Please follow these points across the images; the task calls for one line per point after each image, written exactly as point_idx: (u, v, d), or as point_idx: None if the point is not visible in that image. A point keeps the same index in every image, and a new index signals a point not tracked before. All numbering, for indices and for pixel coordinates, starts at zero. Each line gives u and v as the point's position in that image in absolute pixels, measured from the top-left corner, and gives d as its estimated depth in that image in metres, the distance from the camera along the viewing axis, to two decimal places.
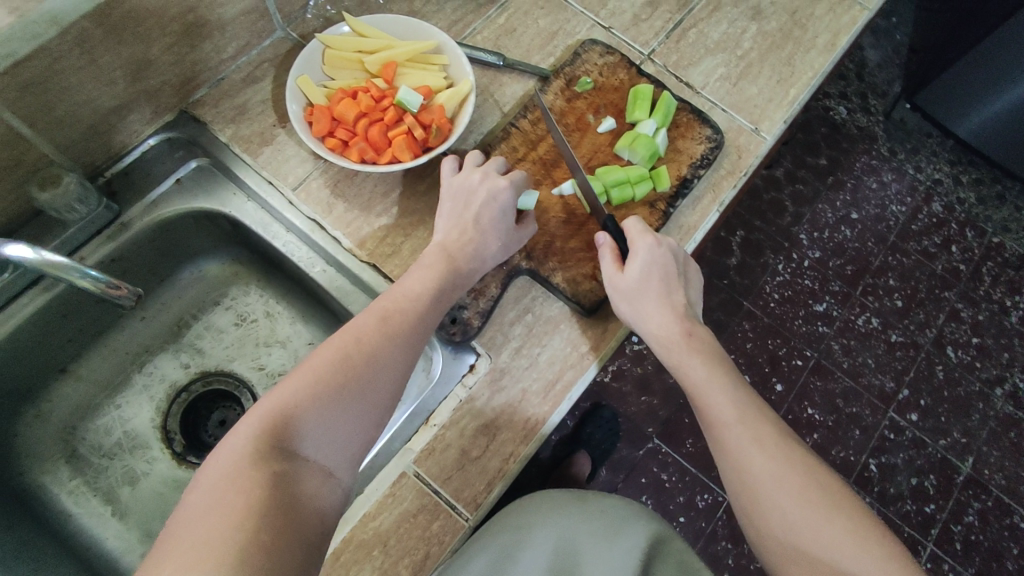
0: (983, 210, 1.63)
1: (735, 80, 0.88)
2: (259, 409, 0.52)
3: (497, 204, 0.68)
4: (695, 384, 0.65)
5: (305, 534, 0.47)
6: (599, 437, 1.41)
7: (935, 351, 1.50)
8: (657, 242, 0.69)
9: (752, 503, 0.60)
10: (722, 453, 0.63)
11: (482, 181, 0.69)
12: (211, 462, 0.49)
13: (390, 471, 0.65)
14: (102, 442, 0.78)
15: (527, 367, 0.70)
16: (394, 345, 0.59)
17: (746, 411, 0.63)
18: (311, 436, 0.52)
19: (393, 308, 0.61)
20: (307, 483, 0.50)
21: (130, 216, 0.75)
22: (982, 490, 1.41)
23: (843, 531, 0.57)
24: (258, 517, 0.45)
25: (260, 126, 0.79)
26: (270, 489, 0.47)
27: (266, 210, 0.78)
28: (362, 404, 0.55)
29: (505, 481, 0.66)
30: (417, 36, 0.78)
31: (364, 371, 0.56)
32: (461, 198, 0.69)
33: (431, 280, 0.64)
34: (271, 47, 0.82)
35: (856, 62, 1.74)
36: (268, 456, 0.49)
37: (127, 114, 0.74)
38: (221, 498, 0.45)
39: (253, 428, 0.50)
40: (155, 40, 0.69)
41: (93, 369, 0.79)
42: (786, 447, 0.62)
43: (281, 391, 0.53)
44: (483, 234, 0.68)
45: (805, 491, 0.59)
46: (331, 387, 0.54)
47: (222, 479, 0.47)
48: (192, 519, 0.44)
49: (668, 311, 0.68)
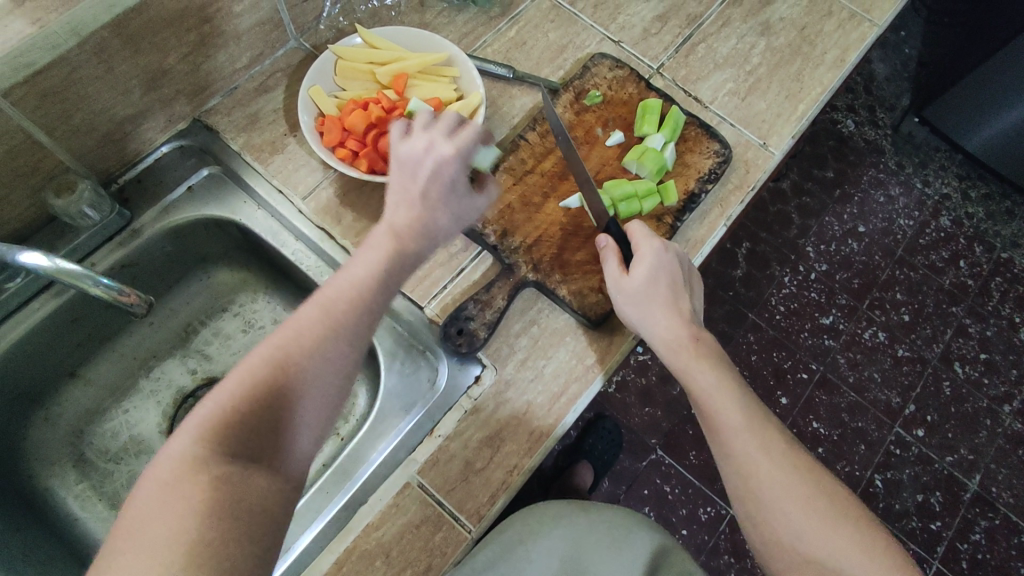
0: (992, 225, 1.62)
1: (743, 96, 0.88)
2: (199, 411, 0.46)
3: (446, 173, 0.57)
4: (702, 390, 0.64)
5: (259, 542, 0.43)
6: (602, 448, 1.41)
7: (941, 366, 1.49)
8: (664, 246, 0.68)
9: (758, 510, 0.61)
10: (729, 459, 0.62)
11: (428, 148, 0.57)
12: (151, 470, 0.44)
13: (394, 481, 0.66)
14: (109, 446, 0.78)
15: (532, 380, 0.70)
16: (345, 330, 0.52)
17: (753, 417, 0.63)
18: (261, 434, 0.48)
19: (341, 289, 0.53)
20: (259, 484, 0.46)
21: (141, 222, 0.76)
22: (989, 508, 1.39)
23: (849, 541, 0.58)
24: (203, 534, 0.41)
25: (271, 135, 0.79)
26: (214, 502, 0.42)
27: (276, 218, 0.79)
28: (313, 396, 0.50)
29: (509, 493, 0.66)
30: (429, 49, 0.79)
31: (312, 361, 0.50)
32: (409, 168, 0.57)
33: (378, 263, 0.55)
34: (283, 57, 0.83)
35: (864, 76, 1.74)
36: (209, 463, 0.44)
37: (141, 122, 0.75)
38: (166, 511, 0.41)
39: (193, 432, 0.45)
40: (171, 50, 0.70)
41: (102, 374, 0.79)
42: (793, 455, 0.62)
43: (222, 388, 0.48)
44: (435, 209, 0.57)
45: (812, 501, 0.59)
46: (277, 381, 0.49)
47: (165, 491, 0.42)
48: (131, 539, 0.40)
49: (676, 315, 0.66)
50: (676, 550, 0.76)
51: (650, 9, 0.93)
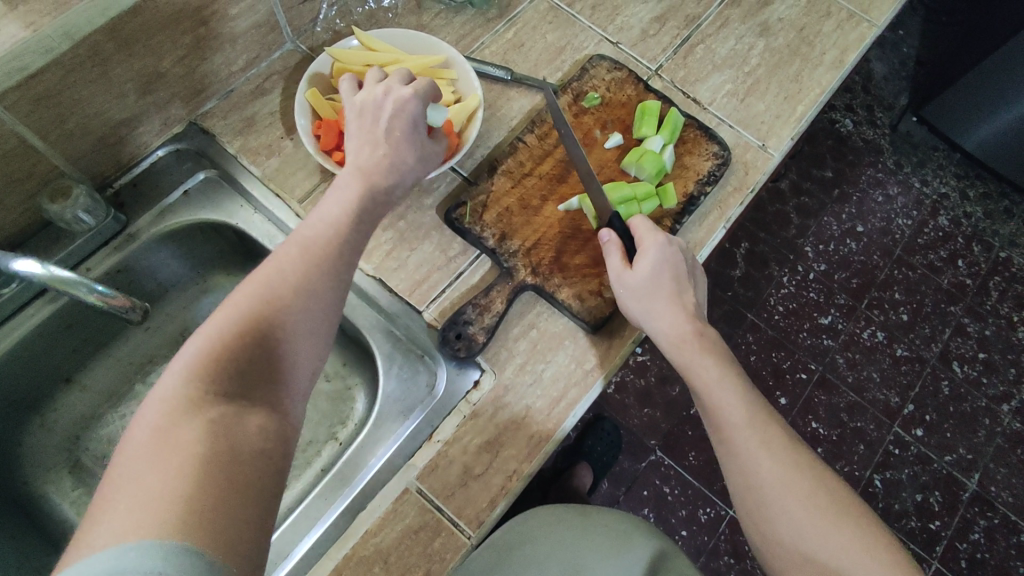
0: (991, 224, 1.62)
1: (742, 97, 0.88)
2: (185, 353, 0.47)
3: (405, 113, 0.61)
4: (704, 385, 0.64)
5: (257, 474, 0.43)
6: (601, 449, 1.40)
7: (940, 365, 1.49)
8: (667, 240, 0.67)
9: (758, 506, 0.60)
10: (729, 453, 0.62)
11: (386, 92, 0.61)
12: (139, 417, 0.44)
13: (393, 487, 0.65)
14: (106, 452, 0.77)
15: (531, 384, 0.70)
16: (323, 270, 0.53)
17: (757, 413, 0.62)
18: (249, 374, 0.48)
19: (317, 234, 0.55)
20: (250, 422, 0.45)
21: (137, 226, 0.75)
22: (988, 507, 1.39)
23: (850, 541, 0.57)
24: (200, 467, 0.40)
25: (267, 138, 0.79)
26: (209, 437, 0.42)
27: (273, 222, 0.78)
28: (296, 334, 0.51)
29: (508, 499, 0.65)
30: (426, 51, 0.78)
31: (293, 298, 0.51)
32: (368, 112, 0.62)
33: (348, 203, 0.57)
34: (280, 60, 0.82)
35: (862, 75, 1.74)
36: (201, 403, 0.44)
37: (137, 126, 0.74)
38: (157, 452, 0.41)
39: (180, 374, 0.45)
40: (166, 53, 0.69)
41: (98, 379, 0.79)
42: (796, 454, 0.61)
43: (207, 330, 0.48)
44: (397, 147, 0.61)
45: (813, 499, 0.58)
46: (260, 317, 0.49)
47: (155, 434, 0.42)
48: (125, 478, 0.39)
49: (679, 309, 0.66)
50: (676, 555, 0.75)
51: (648, 10, 0.92)
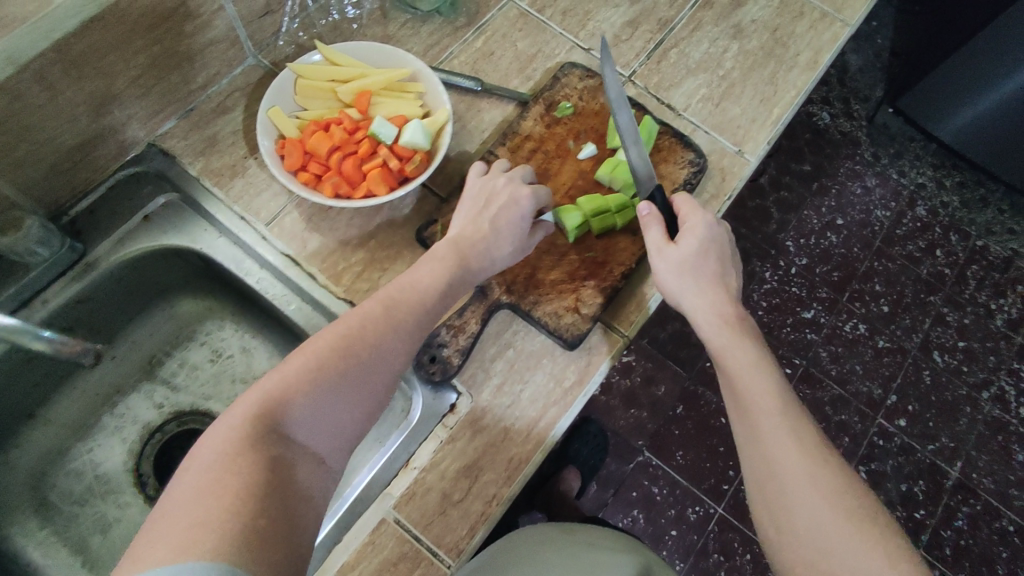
0: (967, 214, 1.64)
1: (717, 101, 0.87)
2: (260, 387, 0.50)
3: (518, 207, 0.67)
4: (738, 367, 0.63)
5: (300, 521, 0.46)
6: (587, 453, 1.40)
7: (921, 356, 1.50)
8: (714, 219, 0.70)
9: (776, 497, 0.57)
10: (756, 439, 0.59)
11: (509, 188, 0.68)
12: (206, 440, 0.47)
13: (371, 517, 0.64)
14: (73, 488, 0.75)
15: (509, 405, 0.69)
16: (399, 331, 0.58)
17: (789, 404, 0.61)
18: (311, 421, 0.51)
19: (399, 297, 0.60)
20: (301, 468, 0.49)
21: (97, 254, 0.72)
22: (971, 495, 1.41)
23: (869, 548, 0.53)
24: (255, 501, 0.43)
25: (231, 158, 0.76)
26: (267, 474, 0.45)
27: (238, 245, 0.76)
28: (363, 391, 0.54)
29: (488, 526, 0.64)
30: (392, 63, 0.76)
31: (367, 357, 0.55)
32: (482, 199, 0.68)
33: (440, 274, 0.63)
34: (241, 75, 0.79)
35: (838, 67, 1.74)
36: (266, 438, 0.47)
37: (92, 150, 0.71)
38: (218, 478, 0.43)
39: (254, 407, 0.49)
40: (119, 74, 0.66)
41: (62, 413, 0.76)
42: (825, 449, 0.59)
43: (285, 368, 0.52)
44: (496, 233, 0.66)
45: (839, 500, 0.55)
46: (337, 369, 0.53)
47: (220, 459, 0.45)
48: (187, 496, 0.42)
49: (719, 290, 0.67)
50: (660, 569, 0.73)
51: (620, 14, 0.90)
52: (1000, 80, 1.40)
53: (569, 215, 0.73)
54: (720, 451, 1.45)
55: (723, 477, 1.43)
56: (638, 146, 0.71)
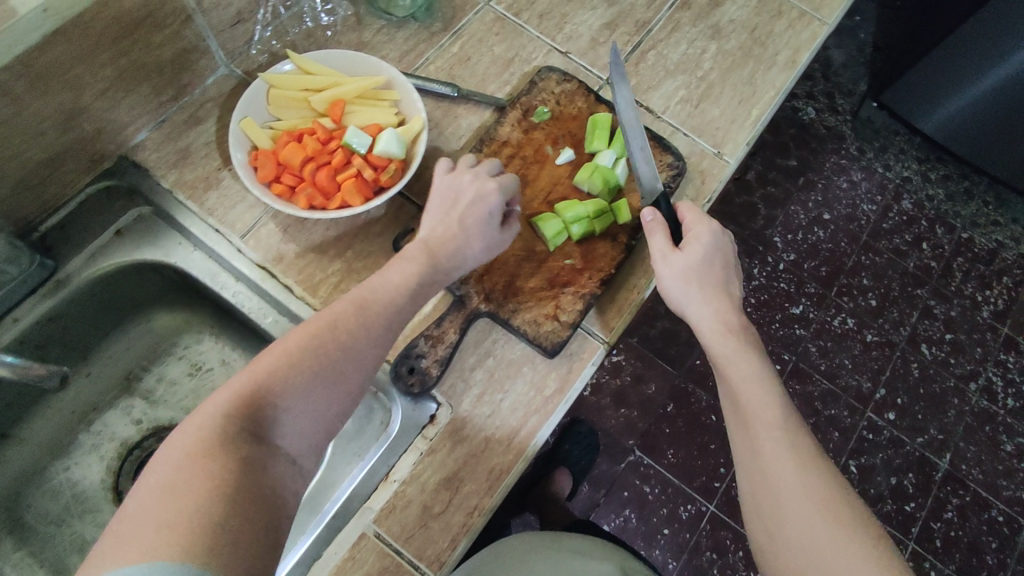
0: (952, 206, 1.64)
1: (696, 103, 0.86)
2: (232, 386, 0.50)
3: (486, 203, 0.65)
4: (739, 377, 0.63)
5: (269, 521, 0.46)
6: (578, 454, 1.39)
7: (909, 349, 1.51)
8: (721, 228, 0.70)
9: (769, 506, 0.58)
10: (753, 448, 0.60)
11: (474, 184, 0.66)
12: (174, 441, 0.47)
13: (350, 533, 0.63)
14: (50, 507, 0.74)
15: (489, 415, 0.68)
16: (373, 328, 0.57)
17: (790, 418, 0.61)
18: (282, 421, 0.51)
19: (371, 294, 0.59)
20: (273, 468, 0.49)
21: (69, 271, 0.72)
22: (960, 486, 1.42)
23: (865, 561, 0.53)
24: (221, 504, 0.43)
25: (204, 170, 0.75)
26: (236, 475, 0.45)
27: (214, 258, 0.75)
28: (336, 390, 0.54)
29: (470, 537, 0.64)
30: (366, 71, 0.75)
31: (341, 356, 0.54)
32: (450, 196, 0.66)
33: (412, 274, 0.61)
34: (214, 85, 0.78)
35: (822, 62, 1.74)
36: (235, 439, 0.47)
37: (61, 165, 0.70)
38: (187, 481, 0.43)
39: (223, 407, 0.48)
40: (86, 86, 0.65)
41: (36, 432, 0.75)
42: (823, 463, 0.59)
43: (256, 368, 0.51)
44: (466, 233, 0.64)
45: (833, 512, 0.55)
46: (309, 369, 0.53)
47: (189, 461, 0.45)
48: (152, 500, 0.42)
49: (724, 299, 0.67)
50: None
51: (597, 16, 0.90)
52: (975, 77, 1.41)
53: (549, 223, 0.73)
54: (711, 449, 1.45)
55: (714, 475, 1.43)
56: (644, 154, 0.75)
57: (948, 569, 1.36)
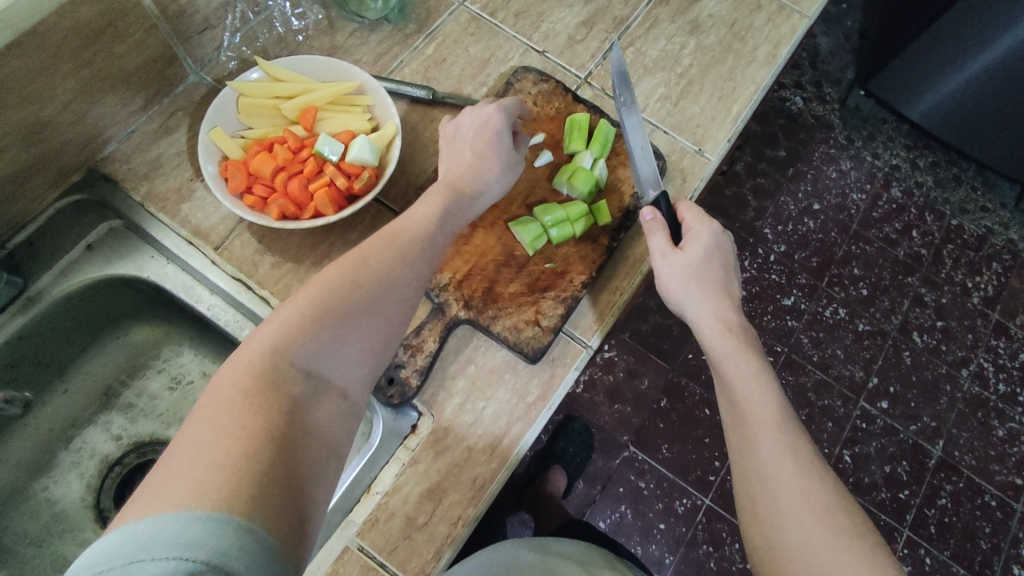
0: (941, 193, 1.64)
1: (675, 100, 0.85)
2: (274, 320, 0.48)
3: (490, 127, 0.68)
4: (738, 376, 0.63)
5: (316, 458, 0.44)
6: (572, 451, 1.39)
7: (901, 337, 1.51)
8: (721, 228, 0.70)
9: (765, 511, 0.56)
10: (751, 449, 0.59)
11: (473, 117, 0.69)
12: (221, 377, 0.45)
13: (333, 546, 0.63)
14: (29, 528, 0.72)
15: (472, 424, 0.67)
16: (406, 264, 0.56)
17: (789, 421, 0.60)
18: (328, 353, 0.49)
19: (400, 233, 0.58)
20: (323, 402, 0.47)
21: (38, 288, 0.70)
22: (954, 472, 1.42)
23: (859, 567, 0.52)
24: (268, 440, 0.41)
25: (176, 181, 0.74)
26: (284, 411, 0.43)
27: (188, 271, 0.73)
28: (376, 323, 0.53)
29: (454, 547, 0.64)
30: (337, 76, 0.73)
31: (378, 289, 0.53)
32: (456, 137, 0.69)
33: (435, 204, 0.62)
34: (183, 94, 0.77)
35: (809, 51, 1.73)
36: (282, 374, 0.45)
37: (27, 179, 0.68)
38: (234, 413, 0.41)
39: (268, 341, 0.47)
40: (48, 100, 0.64)
41: (13, 452, 0.73)
42: (820, 468, 0.58)
43: (297, 299, 0.50)
44: (481, 159, 0.67)
45: (829, 517, 0.54)
46: (350, 299, 0.51)
47: (236, 395, 0.43)
48: (202, 435, 0.40)
49: (723, 297, 0.67)
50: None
51: (574, 13, 0.88)
52: (956, 70, 1.41)
53: (527, 226, 0.72)
54: (706, 442, 1.44)
55: (709, 469, 1.43)
56: (644, 151, 0.75)
57: (943, 555, 1.36)
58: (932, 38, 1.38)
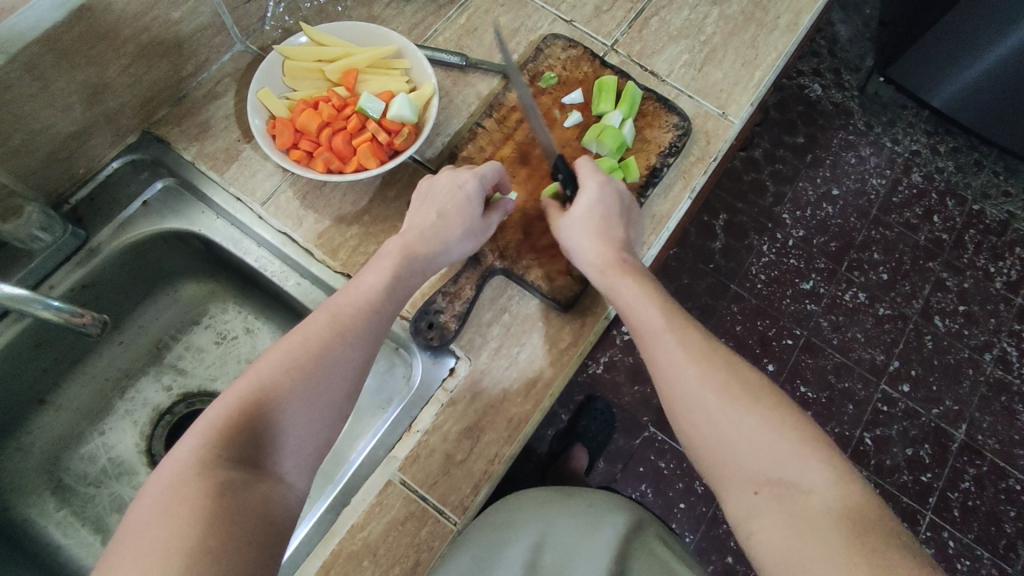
0: (962, 178, 1.64)
1: (699, 66, 0.87)
2: (205, 419, 0.51)
3: (463, 192, 0.67)
4: (624, 298, 0.64)
5: (256, 534, 0.46)
6: (594, 429, 1.40)
7: (922, 321, 1.51)
8: (603, 181, 0.69)
9: (679, 409, 0.58)
10: (652, 361, 0.60)
11: (450, 179, 0.68)
12: (155, 478, 0.48)
13: (377, 479, 0.66)
14: (88, 470, 0.77)
15: (506, 367, 0.71)
16: (349, 337, 0.58)
17: (674, 316, 0.61)
18: (265, 442, 0.52)
19: (345, 305, 0.60)
20: (261, 487, 0.49)
21: (99, 241, 0.75)
22: (977, 456, 1.42)
23: (760, 423, 0.55)
24: (203, 524, 0.44)
25: (225, 142, 0.78)
26: (214, 497, 0.46)
27: (237, 226, 0.78)
28: (315, 405, 0.55)
29: (491, 483, 0.66)
30: (376, 40, 0.77)
31: (315, 369, 0.55)
32: (427, 196, 0.68)
33: (387, 270, 0.63)
34: (231, 62, 0.81)
35: (827, 38, 1.74)
36: (216, 464, 0.48)
37: (89, 138, 0.73)
38: (166, 512, 0.44)
39: (199, 437, 0.50)
40: (110, 63, 0.68)
41: (73, 398, 0.78)
42: (712, 347, 0.59)
43: (230, 394, 0.53)
44: (446, 221, 0.66)
45: (727, 392, 0.56)
46: (285, 386, 0.54)
47: (167, 494, 0.46)
48: (138, 535, 0.44)
49: (605, 234, 0.67)
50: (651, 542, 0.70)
51: None
52: (976, 55, 1.41)
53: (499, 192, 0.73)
54: None
55: None
56: None
57: (967, 538, 1.36)
58: (951, 22, 1.39)
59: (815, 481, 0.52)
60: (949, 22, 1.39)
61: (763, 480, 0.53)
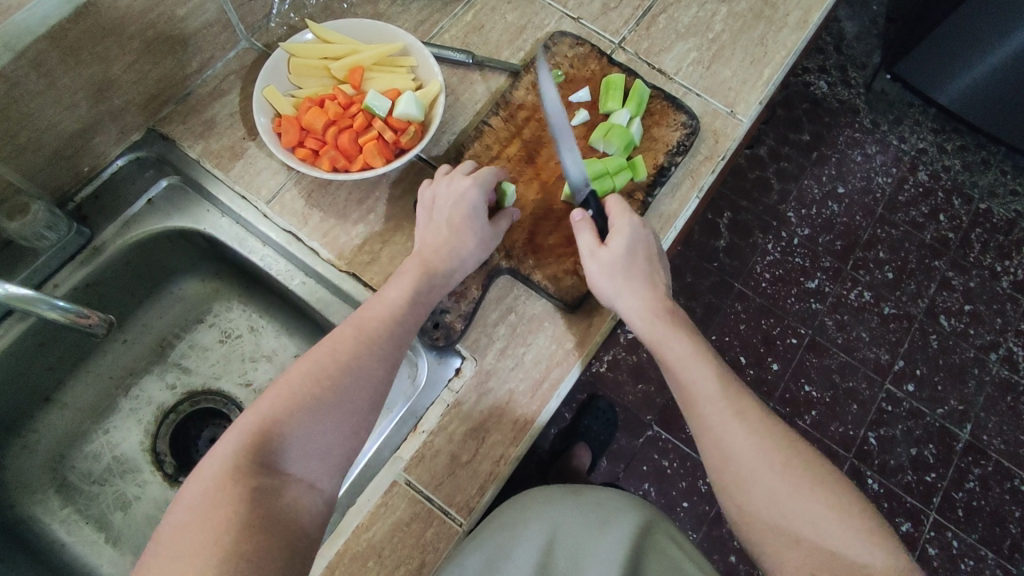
0: (969, 176, 1.62)
1: (708, 64, 0.87)
2: (236, 427, 0.52)
3: (467, 201, 0.66)
4: (675, 359, 0.64)
5: (286, 541, 0.48)
6: (597, 428, 1.39)
7: (928, 320, 1.50)
8: (641, 222, 0.68)
9: (735, 481, 0.60)
10: (705, 429, 0.61)
11: (452, 189, 0.67)
12: (194, 478, 0.50)
13: (383, 479, 0.66)
14: (92, 469, 0.77)
15: (513, 368, 0.70)
16: (376, 346, 0.59)
17: (728, 386, 0.62)
18: (291, 448, 0.53)
19: (369, 315, 0.61)
20: (288, 495, 0.51)
21: (103, 239, 0.74)
22: (982, 456, 1.41)
23: (823, 505, 0.57)
24: (233, 534, 0.46)
25: (230, 140, 0.78)
26: (245, 504, 0.48)
27: (241, 225, 0.78)
28: (341, 414, 0.55)
29: (497, 484, 0.66)
30: (383, 38, 0.76)
31: (342, 380, 0.56)
32: (432, 207, 0.68)
33: (409, 283, 0.63)
34: (235, 59, 0.80)
35: (834, 35, 1.72)
36: (248, 471, 0.50)
37: (93, 136, 0.73)
38: (200, 518, 0.47)
39: (232, 444, 0.51)
40: (115, 60, 0.68)
41: (78, 396, 0.78)
42: (767, 421, 0.61)
43: (259, 404, 0.54)
44: (457, 233, 0.65)
45: (788, 471, 0.58)
46: (312, 395, 0.55)
47: (203, 496, 0.48)
48: (176, 536, 0.46)
49: (649, 285, 0.66)
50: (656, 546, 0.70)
51: None
52: (986, 52, 1.40)
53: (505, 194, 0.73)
54: None
55: None
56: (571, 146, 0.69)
57: (971, 538, 1.36)
58: (959, 18, 1.38)
59: (878, 563, 0.55)
60: (958, 18, 1.38)
61: (825, 560, 0.56)
